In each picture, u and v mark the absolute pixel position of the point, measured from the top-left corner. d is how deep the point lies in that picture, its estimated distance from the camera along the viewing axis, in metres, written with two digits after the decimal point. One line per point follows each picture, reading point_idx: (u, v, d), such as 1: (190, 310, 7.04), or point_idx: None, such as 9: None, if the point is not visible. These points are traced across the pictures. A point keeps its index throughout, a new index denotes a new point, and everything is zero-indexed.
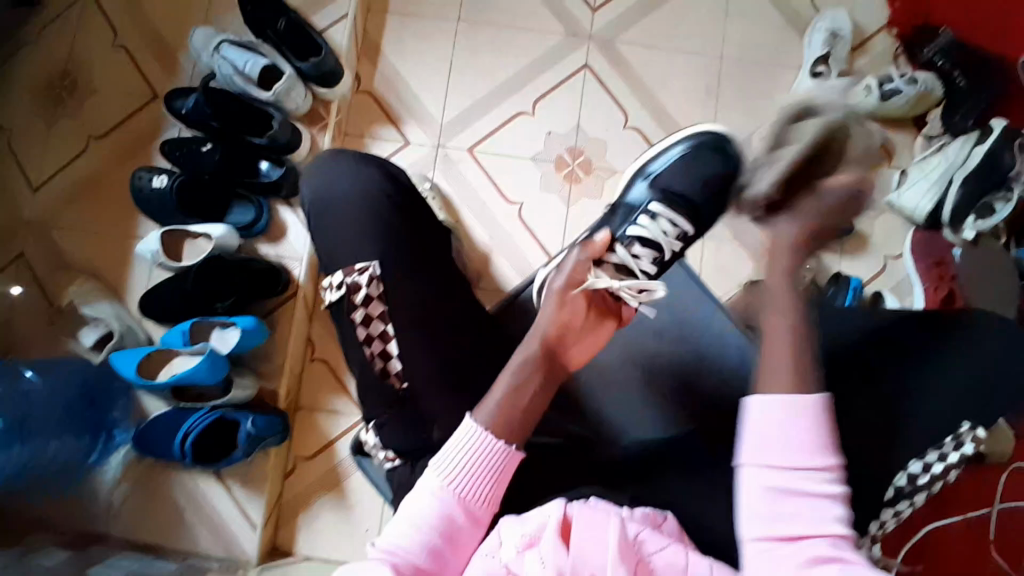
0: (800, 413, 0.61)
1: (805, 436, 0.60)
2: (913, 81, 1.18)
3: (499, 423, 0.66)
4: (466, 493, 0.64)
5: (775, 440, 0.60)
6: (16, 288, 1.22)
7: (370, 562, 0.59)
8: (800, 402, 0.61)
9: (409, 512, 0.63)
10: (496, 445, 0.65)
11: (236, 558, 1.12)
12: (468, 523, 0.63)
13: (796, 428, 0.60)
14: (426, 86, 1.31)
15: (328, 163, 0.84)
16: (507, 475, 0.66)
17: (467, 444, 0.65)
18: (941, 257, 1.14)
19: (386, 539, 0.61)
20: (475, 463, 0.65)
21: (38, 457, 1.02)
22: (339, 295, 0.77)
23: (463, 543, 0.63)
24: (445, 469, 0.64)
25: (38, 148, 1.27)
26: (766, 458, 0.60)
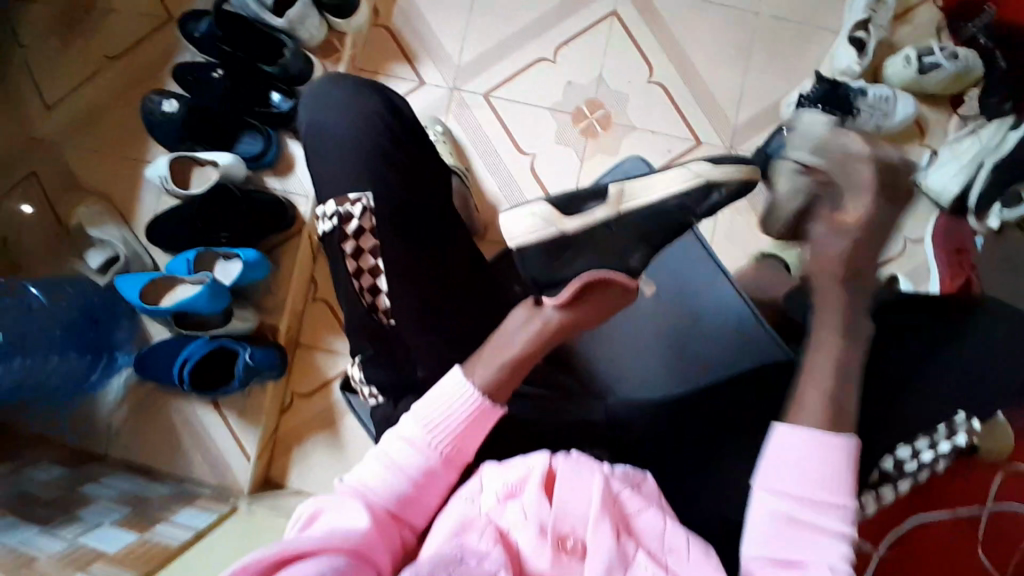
0: (827, 448, 0.60)
1: (825, 475, 0.60)
2: (954, 56, 1.11)
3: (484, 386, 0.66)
4: (442, 446, 0.63)
5: (792, 471, 0.60)
6: (25, 206, 1.22)
7: (339, 500, 0.60)
8: (830, 432, 0.61)
9: (385, 455, 0.63)
10: (473, 404, 0.65)
11: (227, 485, 1.15)
12: (442, 474, 0.63)
13: (820, 458, 0.60)
14: (446, 26, 1.27)
15: (331, 91, 0.82)
16: (483, 432, 0.66)
17: (450, 399, 0.65)
18: (962, 246, 1.08)
19: (357, 479, 0.62)
20: (456, 419, 0.64)
21: (40, 372, 1.03)
22: (331, 226, 0.76)
23: (432, 491, 0.63)
24: (425, 420, 0.63)
25: (51, 64, 1.25)
26: (779, 484, 0.60)
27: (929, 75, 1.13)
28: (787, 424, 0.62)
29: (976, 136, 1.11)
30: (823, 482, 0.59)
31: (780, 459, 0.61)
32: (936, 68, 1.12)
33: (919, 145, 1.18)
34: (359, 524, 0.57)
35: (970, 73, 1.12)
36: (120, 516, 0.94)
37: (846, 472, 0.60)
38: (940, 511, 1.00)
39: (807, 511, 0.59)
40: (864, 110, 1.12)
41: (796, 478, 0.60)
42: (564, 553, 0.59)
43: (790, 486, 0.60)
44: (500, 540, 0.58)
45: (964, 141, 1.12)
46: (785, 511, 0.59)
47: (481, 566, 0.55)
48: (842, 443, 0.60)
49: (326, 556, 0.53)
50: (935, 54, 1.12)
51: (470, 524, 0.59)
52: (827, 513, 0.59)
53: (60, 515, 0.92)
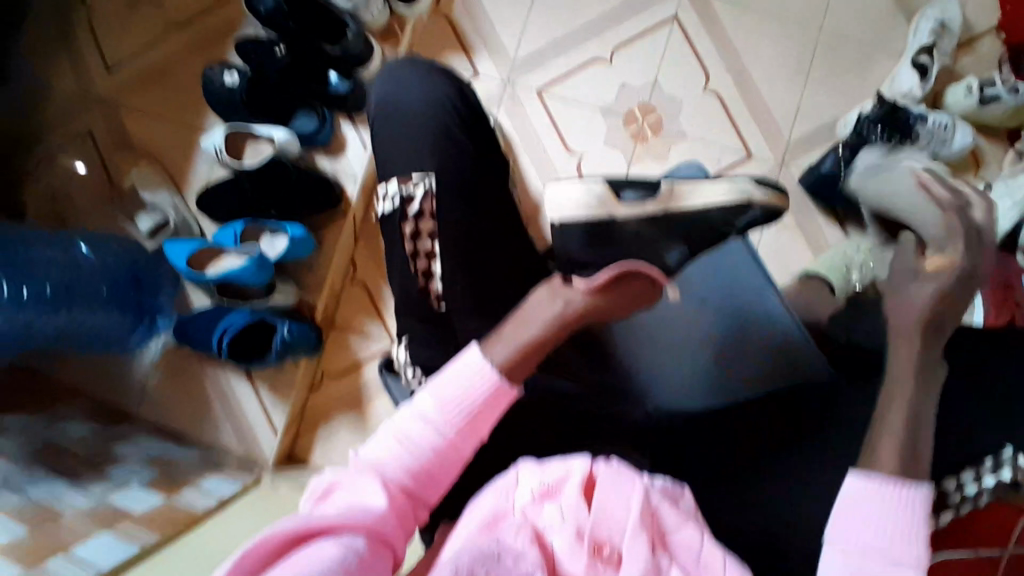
0: (900, 500, 0.56)
1: (891, 526, 0.55)
2: (1017, 90, 1.09)
3: (509, 366, 0.63)
4: (456, 423, 0.61)
5: (864, 522, 0.56)
6: (79, 164, 1.25)
7: (353, 475, 0.60)
8: (900, 477, 0.56)
9: (398, 430, 0.62)
10: (490, 382, 0.62)
11: (252, 456, 1.17)
12: (456, 450, 0.62)
13: (896, 507, 0.55)
14: (505, 19, 1.27)
15: (399, 70, 0.83)
16: (498, 409, 0.64)
17: (466, 378, 0.62)
18: (1011, 280, 1.08)
19: (372, 453, 0.61)
20: (471, 397, 0.62)
21: (81, 327, 1.06)
22: (393, 207, 0.77)
23: (446, 467, 0.62)
24: (439, 397, 0.62)
25: (117, 30, 1.27)
26: (859, 538, 0.55)
27: (990, 107, 1.12)
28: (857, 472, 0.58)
29: None
30: (902, 528, 0.55)
31: (852, 505, 0.56)
32: (996, 101, 1.11)
33: (972, 176, 1.18)
34: (370, 506, 0.57)
35: None
36: (147, 478, 0.95)
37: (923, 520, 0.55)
38: None
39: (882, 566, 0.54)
40: (923, 136, 1.10)
41: (872, 524, 0.55)
42: (600, 560, 0.59)
43: (867, 535, 0.55)
44: (537, 541, 0.59)
45: (1022, 178, 1.10)
46: (865, 557, 0.55)
47: (518, 568, 0.56)
48: (918, 490, 0.56)
49: (337, 538, 0.54)
50: (997, 87, 1.10)
51: (503, 519, 0.61)
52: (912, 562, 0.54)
53: (89, 471, 0.94)
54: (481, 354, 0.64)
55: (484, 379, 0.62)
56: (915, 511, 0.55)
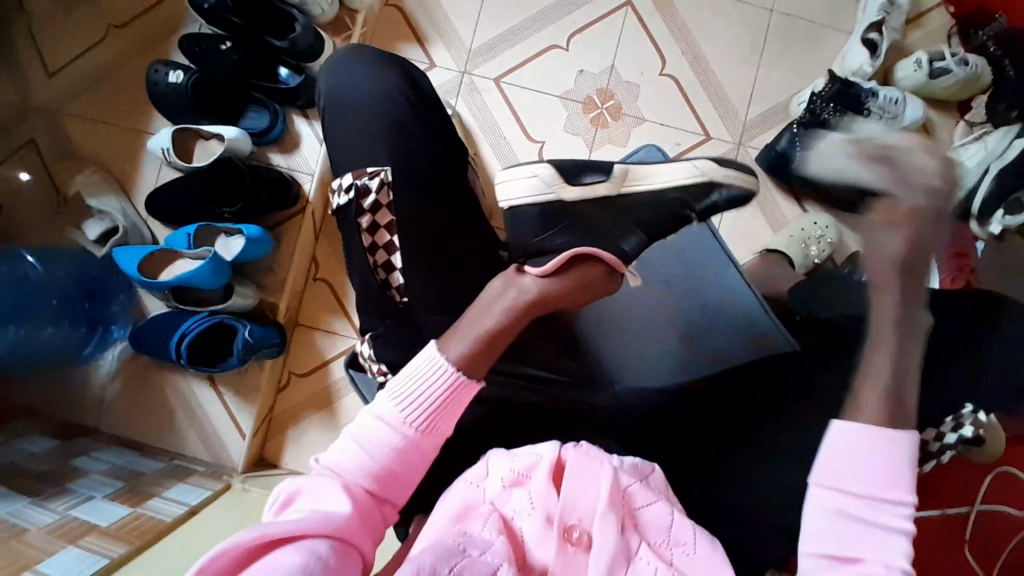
0: (886, 443, 0.57)
1: (879, 472, 0.56)
2: (965, 61, 1.12)
3: (464, 360, 0.63)
4: (419, 422, 0.61)
5: (849, 469, 0.57)
6: (23, 174, 1.19)
7: (316, 480, 0.59)
8: (891, 428, 0.57)
9: (358, 432, 0.61)
10: (449, 378, 0.62)
11: (223, 465, 1.13)
12: (419, 449, 0.61)
13: (883, 450, 0.57)
14: (459, 8, 1.25)
15: (345, 60, 0.81)
16: (460, 404, 0.63)
17: (426, 376, 0.62)
18: (965, 249, 1.12)
19: (332, 458, 0.60)
20: (434, 393, 0.61)
21: (33, 344, 1.03)
22: (348, 199, 0.75)
23: (412, 466, 0.61)
24: (399, 397, 0.61)
25: (55, 31, 1.22)
26: (842, 483, 0.56)
27: (939, 79, 1.14)
28: (844, 421, 0.59)
29: (982, 143, 1.12)
30: (890, 473, 0.56)
31: (838, 455, 0.57)
32: (945, 74, 1.13)
33: None
34: (335, 510, 0.56)
35: (979, 79, 1.13)
36: (112, 491, 0.92)
37: (906, 462, 0.57)
38: (930, 510, 1.02)
39: (867, 513, 0.55)
40: (874, 112, 1.11)
41: (865, 469, 0.56)
42: (570, 544, 0.57)
43: (861, 482, 0.56)
44: (504, 529, 0.59)
45: (971, 147, 1.13)
46: (845, 504, 0.56)
47: (483, 559, 0.54)
48: (908, 436, 0.57)
49: (300, 543, 0.52)
50: (946, 60, 1.13)
51: (473, 510, 0.60)
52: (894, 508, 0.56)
53: (50, 487, 0.91)
54: (437, 350, 0.63)
55: (443, 375, 0.62)
56: (902, 457, 0.57)
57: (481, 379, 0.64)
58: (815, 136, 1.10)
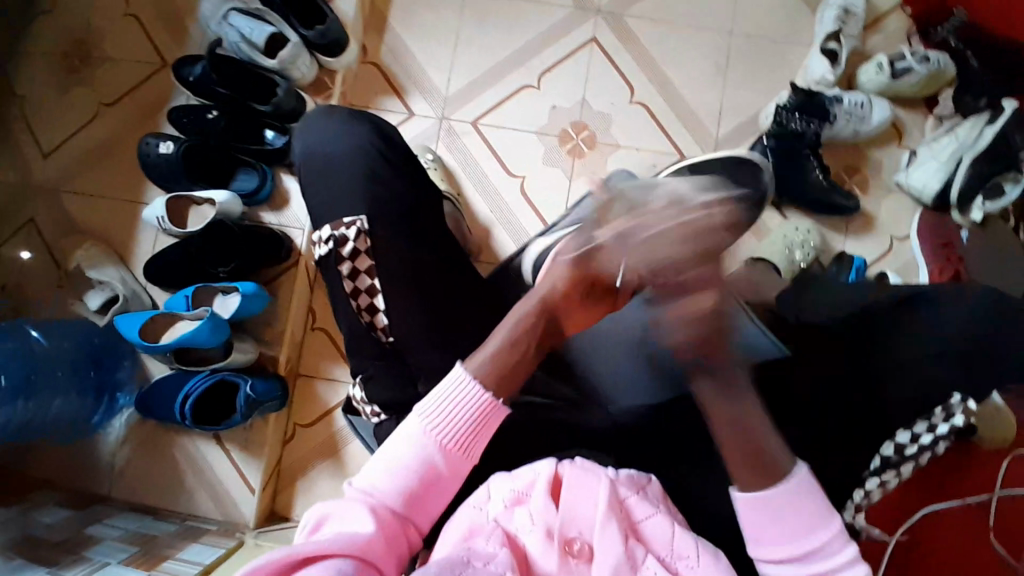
0: (770, 490, 0.62)
1: (777, 510, 0.61)
2: (926, 59, 1.15)
3: (487, 378, 0.65)
4: (449, 443, 0.62)
5: (760, 518, 0.62)
6: (26, 253, 1.24)
7: (345, 503, 0.59)
8: (771, 481, 0.62)
9: (388, 453, 0.62)
10: (481, 398, 0.64)
11: (233, 521, 1.14)
12: (445, 473, 0.62)
13: (772, 497, 0.62)
14: (432, 58, 1.31)
15: (319, 118, 0.85)
16: (489, 427, 0.65)
17: (456, 400, 0.63)
18: (948, 240, 1.14)
19: (364, 479, 0.61)
20: (462, 415, 0.63)
21: (43, 415, 1.05)
22: (327, 249, 0.78)
23: (441, 488, 0.62)
24: (430, 418, 0.62)
25: (48, 116, 1.28)
26: (763, 526, 0.62)
27: (901, 79, 1.17)
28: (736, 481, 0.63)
29: (953, 135, 1.13)
30: (785, 511, 0.61)
31: (747, 511, 0.62)
32: (908, 72, 1.16)
33: (898, 147, 1.22)
34: (363, 530, 0.56)
35: (942, 74, 1.16)
36: (126, 555, 0.93)
37: (800, 495, 0.62)
38: (953, 501, 1.06)
39: (791, 544, 0.61)
40: (840, 117, 1.15)
41: (767, 517, 0.62)
42: (572, 556, 0.58)
43: (775, 547, 0.61)
44: (508, 543, 0.58)
45: (942, 140, 1.15)
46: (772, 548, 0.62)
47: (487, 567, 0.54)
48: (786, 479, 0.62)
49: (326, 563, 0.52)
50: (906, 60, 1.16)
51: (477, 531, 0.59)
52: (819, 547, 0.60)
53: (64, 557, 0.91)
54: (464, 371, 0.65)
55: (474, 398, 0.63)
56: (802, 498, 0.61)
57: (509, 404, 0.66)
58: (783, 145, 1.15)
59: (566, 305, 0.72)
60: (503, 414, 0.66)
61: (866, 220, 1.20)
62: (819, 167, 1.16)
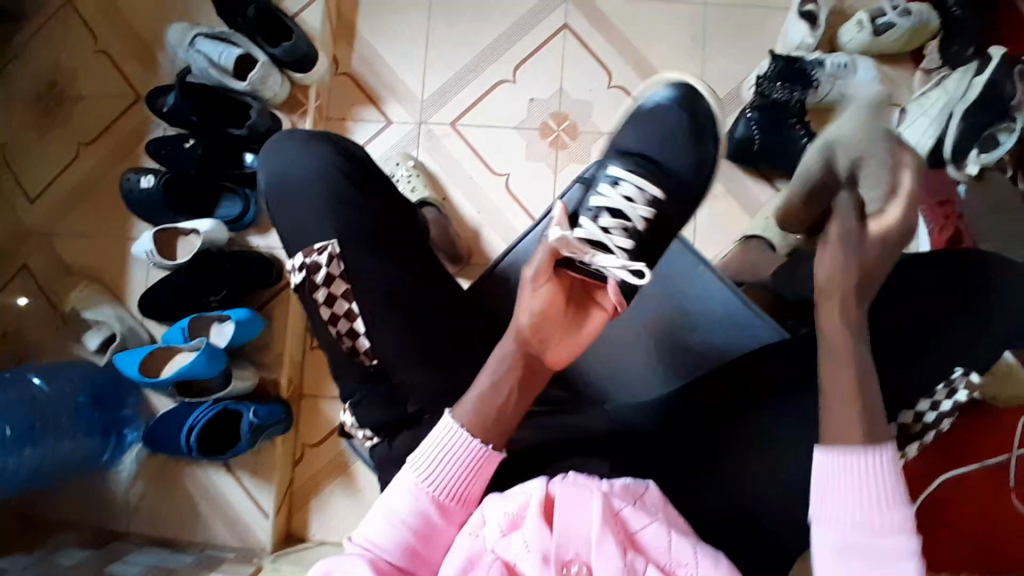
0: (857, 466, 0.55)
1: (871, 493, 0.54)
2: (907, 12, 1.11)
3: (476, 422, 0.66)
4: (443, 493, 0.63)
5: (840, 496, 0.55)
6: (22, 299, 1.24)
7: (343, 555, 0.59)
8: (868, 442, 0.56)
9: (386, 508, 0.62)
10: (473, 445, 0.65)
11: (251, 546, 1.15)
12: (443, 530, 0.62)
13: (863, 475, 0.55)
14: (404, 62, 1.29)
15: (285, 144, 0.85)
16: (485, 474, 0.66)
17: (446, 449, 0.64)
18: (947, 198, 1.10)
19: (364, 535, 0.61)
20: (455, 465, 0.64)
21: (54, 460, 1.07)
22: (301, 277, 0.79)
23: (440, 540, 0.62)
24: (421, 468, 0.64)
25: (31, 160, 1.28)
26: (837, 518, 0.54)
27: (884, 35, 1.12)
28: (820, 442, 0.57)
29: (942, 88, 1.09)
30: (872, 497, 0.54)
31: (823, 478, 0.56)
32: (890, 28, 1.12)
33: (888, 106, 1.18)
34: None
35: (926, 27, 1.12)
36: None
37: (892, 483, 0.55)
38: (969, 464, 1.04)
39: (865, 540, 0.53)
40: (824, 82, 1.11)
41: (842, 496, 0.55)
42: None
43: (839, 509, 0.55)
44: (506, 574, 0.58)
45: (931, 94, 1.11)
46: (839, 534, 0.54)
47: None
48: (882, 452, 0.55)
49: None
50: (888, 14, 1.12)
51: (477, 560, 0.59)
52: (884, 529, 0.53)
53: None
54: (452, 419, 0.66)
55: (466, 449, 0.64)
56: (885, 472, 0.55)
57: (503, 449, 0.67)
58: (769, 118, 1.12)
59: (542, 339, 0.69)
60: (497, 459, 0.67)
61: None
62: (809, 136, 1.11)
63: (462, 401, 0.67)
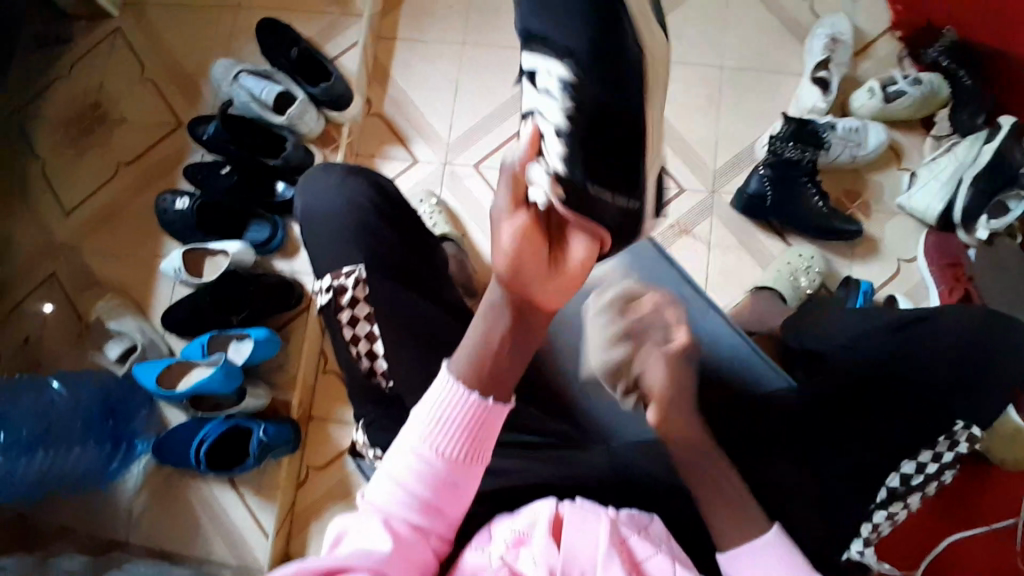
0: (756, 551, 0.64)
1: (779, 569, 0.63)
2: (918, 81, 1.17)
3: (475, 376, 0.63)
4: (448, 449, 0.61)
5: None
6: (48, 307, 1.29)
7: (358, 517, 0.61)
8: (754, 534, 0.65)
9: (395, 470, 0.62)
10: (471, 398, 0.62)
11: (248, 566, 1.15)
12: (457, 477, 0.62)
13: (762, 556, 0.64)
14: (432, 105, 1.36)
15: (319, 176, 0.90)
16: (488, 429, 0.63)
17: (446, 402, 0.62)
18: (956, 259, 1.13)
19: (376, 495, 0.61)
20: (454, 417, 0.62)
21: (61, 466, 1.11)
22: (327, 297, 0.83)
23: (451, 492, 0.62)
24: (424, 424, 0.62)
25: (71, 176, 1.35)
26: None
27: (895, 102, 1.18)
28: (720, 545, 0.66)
29: (952, 154, 1.13)
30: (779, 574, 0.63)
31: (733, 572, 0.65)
32: (900, 96, 1.18)
33: (896, 169, 1.22)
34: (381, 548, 0.57)
35: (935, 96, 1.17)
36: None
37: (786, 557, 0.64)
38: (975, 527, 1.04)
39: None
40: (835, 144, 1.17)
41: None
42: None
43: None
44: None
45: (941, 160, 1.15)
46: None
47: None
48: (766, 535, 0.65)
49: None
50: (898, 83, 1.18)
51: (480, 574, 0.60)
52: None
53: None
54: (448, 372, 0.63)
55: (464, 399, 0.62)
56: (775, 550, 0.64)
57: (508, 400, 0.64)
58: (779, 174, 1.15)
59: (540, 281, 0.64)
60: (506, 412, 0.64)
61: (869, 243, 1.20)
62: (817, 194, 1.16)
63: (459, 349, 0.64)
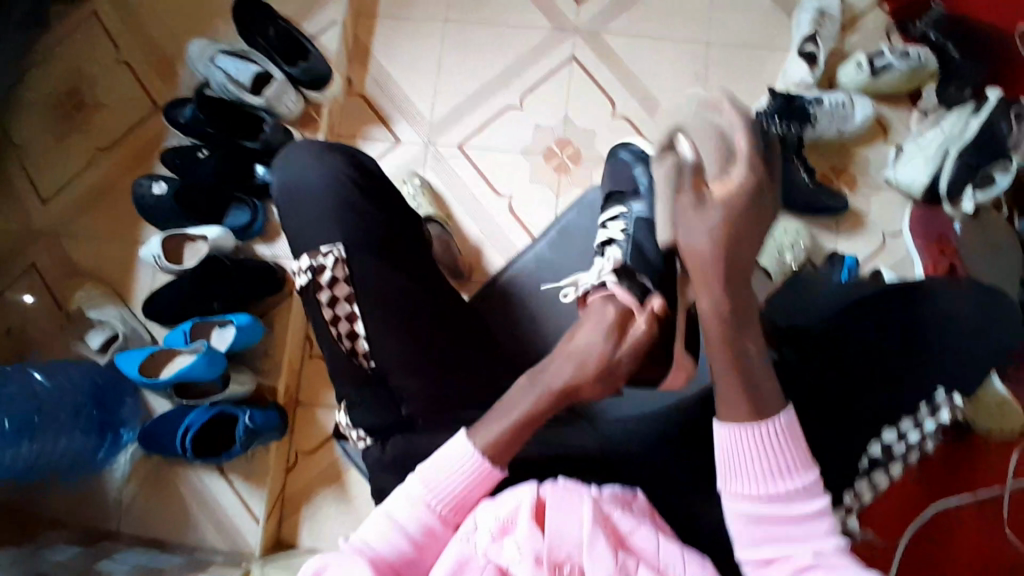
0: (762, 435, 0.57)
1: (779, 460, 0.57)
2: (905, 54, 1.15)
3: (493, 446, 0.65)
4: (447, 503, 0.64)
5: (747, 467, 0.58)
6: (28, 297, 1.27)
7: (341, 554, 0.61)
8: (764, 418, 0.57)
9: (387, 513, 0.64)
10: (481, 465, 0.64)
11: (239, 551, 1.14)
12: (446, 530, 0.64)
13: (766, 443, 0.57)
14: (415, 84, 1.33)
15: (296, 155, 0.87)
16: (485, 491, 0.65)
17: (453, 463, 0.65)
18: (941, 233, 1.14)
19: (361, 536, 0.63)
20: (458, 478, 0.64)
21: (48, 456, 1.08)
22: (306, 279, 0.81)
23: (436, 543, 0.64)
24: (427, 478, 0.65)
25: (47, 163, 1.32)
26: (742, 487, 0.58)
27: (883, 76, 1.17)
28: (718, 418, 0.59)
29: (938, 128, 1.13)
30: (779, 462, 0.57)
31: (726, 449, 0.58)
32: (887, 70, 1.16)
33: (884, 143, 1.21)
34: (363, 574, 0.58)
35: (924, 69, 1.16)
36: None
37: (794, 443, 0.57)
38: (963, 498, 1.05)
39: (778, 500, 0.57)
40: (822, 118, 1.16)
41: (750, 466, 0.57)
42: None
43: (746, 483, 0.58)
44: None
45: (927, 135, 1.15)
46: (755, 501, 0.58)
47: None
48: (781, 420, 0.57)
49: None
50: (885, 56, 1.16)
51: (466, 565, 0.59)
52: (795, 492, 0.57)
53: None
54: (463, 439, 0.66)
55: (473, 464, 0.64)
56: (787, 438, 0.57)
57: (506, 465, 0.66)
58: None
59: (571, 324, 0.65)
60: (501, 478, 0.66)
61: (856, 218, 1.20)
62: (804, 169, 1.15)
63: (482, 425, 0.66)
